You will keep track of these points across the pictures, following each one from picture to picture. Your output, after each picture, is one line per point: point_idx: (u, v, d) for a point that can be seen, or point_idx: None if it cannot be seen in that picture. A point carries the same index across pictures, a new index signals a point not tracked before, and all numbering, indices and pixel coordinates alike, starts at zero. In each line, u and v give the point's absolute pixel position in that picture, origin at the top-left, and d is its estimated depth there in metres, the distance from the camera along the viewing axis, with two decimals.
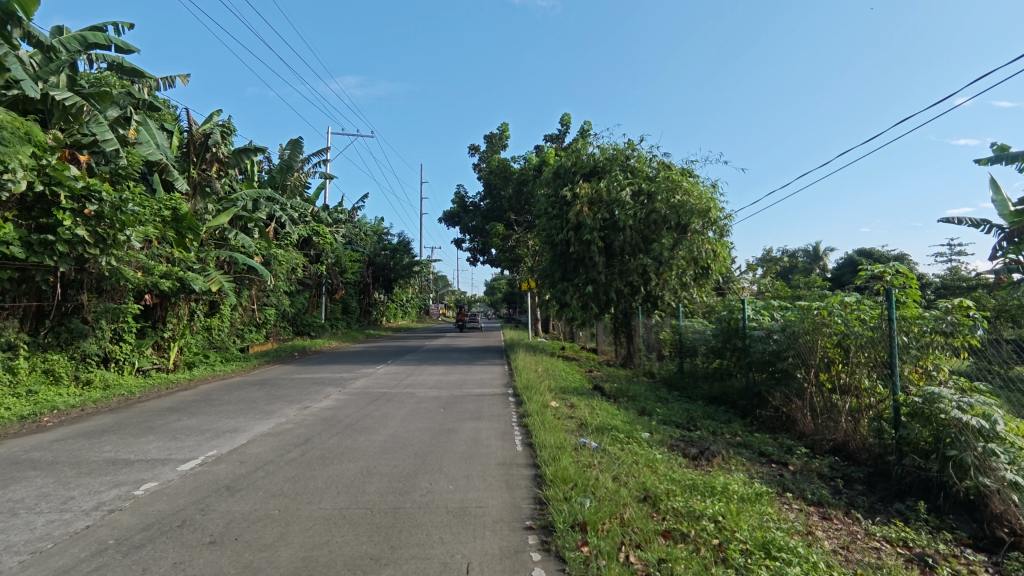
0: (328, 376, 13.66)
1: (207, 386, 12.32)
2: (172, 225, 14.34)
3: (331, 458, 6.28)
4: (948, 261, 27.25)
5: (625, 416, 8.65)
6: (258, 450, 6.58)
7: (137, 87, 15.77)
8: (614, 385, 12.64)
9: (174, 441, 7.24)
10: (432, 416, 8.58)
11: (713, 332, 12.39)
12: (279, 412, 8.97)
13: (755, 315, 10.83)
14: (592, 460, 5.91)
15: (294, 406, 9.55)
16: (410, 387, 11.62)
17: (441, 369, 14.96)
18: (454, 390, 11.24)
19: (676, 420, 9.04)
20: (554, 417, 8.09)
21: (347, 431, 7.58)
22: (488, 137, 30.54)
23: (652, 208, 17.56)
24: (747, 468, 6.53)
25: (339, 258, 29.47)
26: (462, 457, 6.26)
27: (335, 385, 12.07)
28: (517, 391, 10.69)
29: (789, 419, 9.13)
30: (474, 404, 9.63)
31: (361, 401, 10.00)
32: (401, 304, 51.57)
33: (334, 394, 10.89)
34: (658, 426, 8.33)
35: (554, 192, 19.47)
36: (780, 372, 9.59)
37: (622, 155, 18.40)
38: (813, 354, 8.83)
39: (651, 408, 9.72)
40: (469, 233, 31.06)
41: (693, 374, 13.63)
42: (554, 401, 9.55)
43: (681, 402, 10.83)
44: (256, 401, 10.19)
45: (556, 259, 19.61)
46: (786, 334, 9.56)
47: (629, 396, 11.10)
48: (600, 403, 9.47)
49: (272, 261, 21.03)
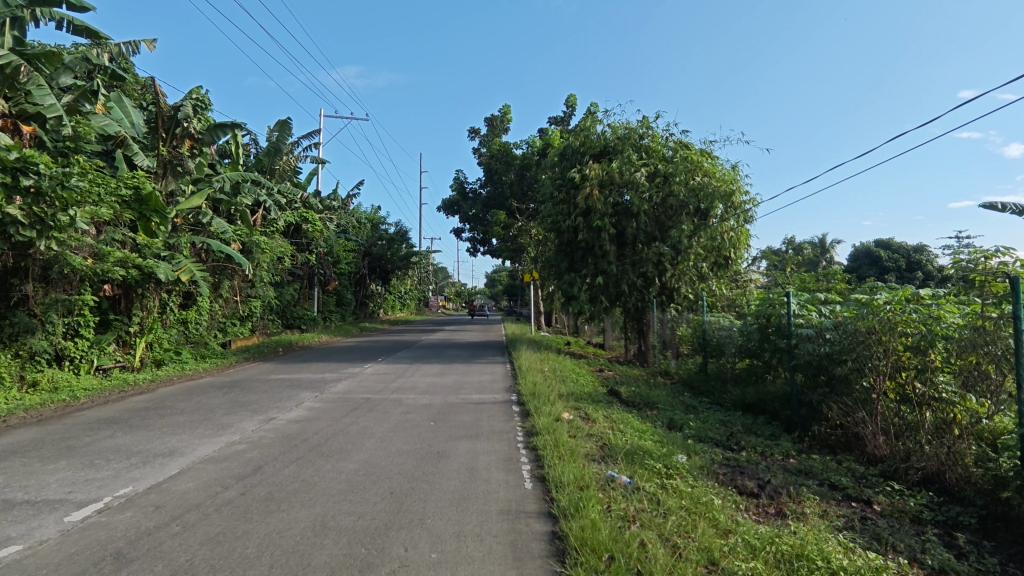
0: (308, 377, 12.08)
1: (167, 390, 10.77)
2: (134, 206, 12.92)
3: (279, 500, 4.72)
4: None
5: (654, 432, 7.11)
6: (187, 487, 5.01)
7: (96, 52, 13.99)
8: (632, 390, 11.06)
9: (88, 470, 5.68)
10: (420, 433, 7.01)
11: (745, 329, 10.81)
12: (235, 427, 7.40)
13: (800, 309, 9.19)
14: (629, 510, 4.34)
15: (257, 417, 7.99)
16: (399, 393, 10.05)
17: (436, 369, 13.38)
18: (449, 396, 9.66)
19: (717, 438, 7.44)
20: (570, 436, 6.54)
21: (311, 456, 6.01)
22: (489, 120, 28.85)
23: (669, 192, 16.01)
24: (825, 512, 4.99)
25: (332, 247, 27.91)
26: (452, 500, 4.69)
27: (312, 389, 10.48)
28: (522, 399, 9.14)
29: (851, 436, 7.58)
30: (471, 416, 8.05)
31: (337, 412, 8.44)
32: (399, 297, 50.07)
33: (310, 401, 9.34)
34: (696, 448, 6.81)
35: (561, 175, 17.79)
36: (834, 379, 8.03)
37: (636, 133, 16.69)
38: (881, 358, 7.34)
39: (683, 422, 8.13)
40: (469, 222, 29.47)
41: (721, 377, 12.05)
42: (567, 413, 7.97)
43: (714, 411, 9.28)
44: (214, 410, 8.61)
45: (562, 248, 17.92)
46: (844, 335, 7.99)
47: (654, 404, 9.52)
48: (624, 417, 7.88)
49: (253, 249, 19.47)
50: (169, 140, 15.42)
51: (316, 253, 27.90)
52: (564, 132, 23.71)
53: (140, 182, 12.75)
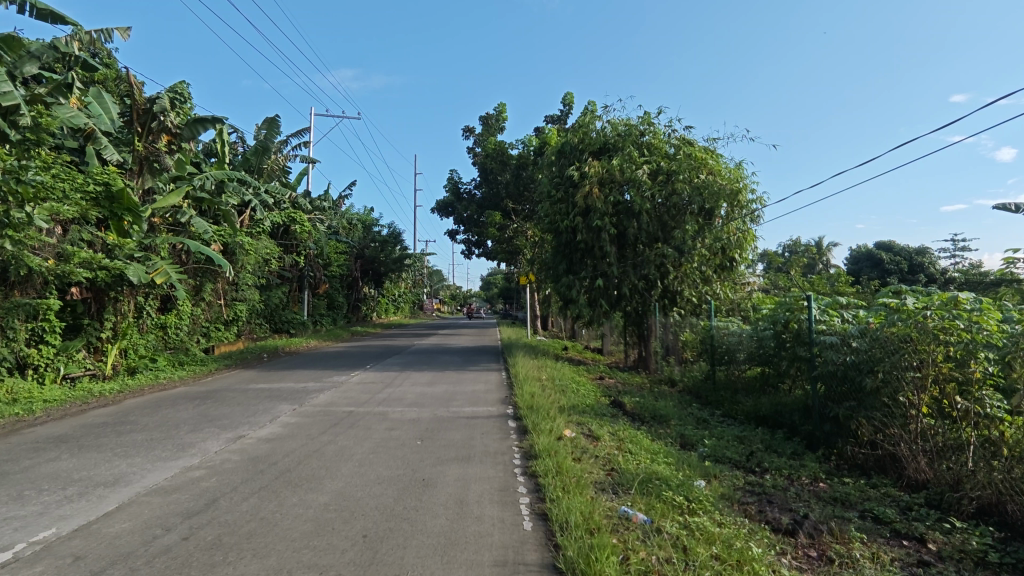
0: (288, 387, 11.25)
1: (134, 402, 9.94)
2: (104, 205, 12.14)
3: (227, 547, 3.91)
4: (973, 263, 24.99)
5: (666, 453, 6.36)
6: (120, 530, 4.19)
7: (66, 39, 13.15)
8: (637, 401, 10.27)
9: (12, 504, 4.83)
10: (405, 456, 6.23)
11: (759, 335, 10.06)
12: (197, 448, 6.58)
13: (822, 314, 8.47)
14: (653, 562, 3.56)
15: (225, 435, 7.18)
16: (385, 405, 9.24)
17: (427, 377, 12.57)
18: (440, 409, 8.87)
19: (736, 459, 6.70)
20: (574, 460, 5.77)
21: (277, 485, 5.20)
22: (484, 118, 28.08)
23: (673, 190, 15.31)
24: (878, 556, 4.26)
25: (322, 249, 27.10)
26: (436, 547, 3.90)
27: (292, 401, 9.65)
28: (518, 413, 8.38)
29: (886, 456, 6.83)
30: (462, 434, 7.27)
31: (314, 428, 7.62)
32: (393, 300, 49.11)
33: (286, 415, 8.51)
34: (716, 472, 6.08)
35: (558, 173, 17.01)
36: (862, 392, 7.32)
37: (636, 130, 15.96)
38: (919, 369, 6.62)
39: (698, 439, 7.38)
40: (463, 223, 28.67)
41: (732, 386, 11.28)
42: (569, 430, 7.20)
43: (727, 425, 8.53)
44: (178, 427, 7.77)
45: (559, 249, 17.13)
46: (872, 344, 7.30)
47: (663, 417, 8.76)
48: (633, 434, 7.12)
49: (237, 250, 18.65)
50: (145, 135, 14.53)
51: (305, 255, 27.07)
52: (561, 130, 22.96)
53: (110, 178, 12.02)
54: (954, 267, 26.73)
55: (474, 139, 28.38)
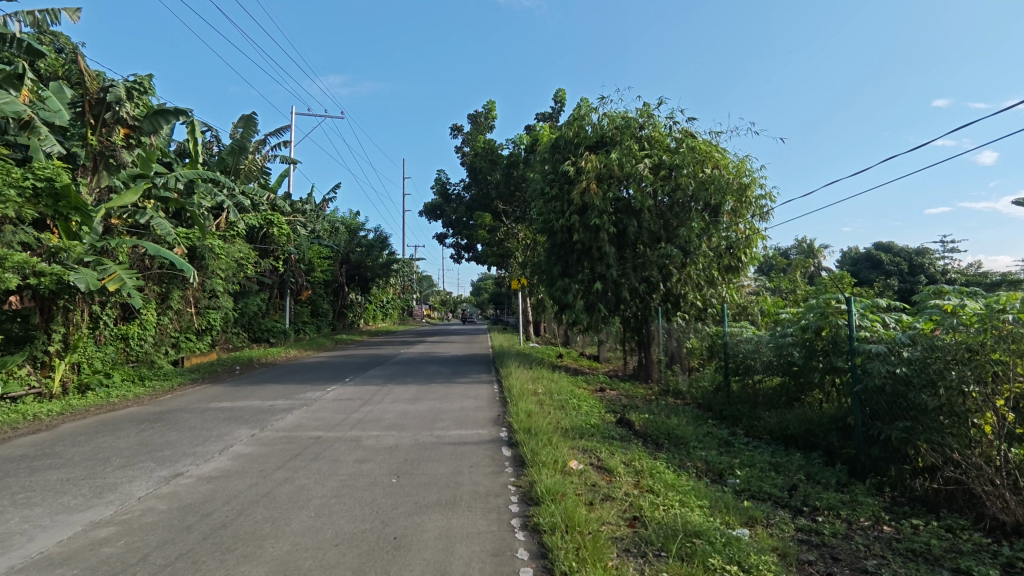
0: (253, 406, 9.95)
1: (69, 427, 8.59)
2: (47, 203, 11.04)
3: None
4: (973, 266, 24.29)
5: (696, 493, 5.18)
6: None
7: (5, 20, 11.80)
8: (647, 418, 9.07)
9: None
10: (374, 501, 5.00)
11: (782, 343, 8.95)
12: (117, 493, 5.30)
13: (861, 320, 7.36)
14: None
15: (158, 473, 5.91)
16: (359, 429, 7.99)
17: (411, 392, 11.33)
18: (422, 433, 7.67)
19: (777, 494, 5.56)
20: (587, 507, 4.59)
21: (201, 553, 3.97)
22: (473, 117, 26.92)
23: (676, 185, 14.24)
24: None
25: (304, 253, 25.79)
26: None
27: (252, 424, 8.39)
28: (514, 437, 7.19)
29: (959, 490, 5.70)
30: (448, 466, 6.08)
31: (270, 461, 6.36)
32: (380, 306, 47.66)
33: (241, 443, 7.23)
34: (760, 516, 4.93)
35: (552, 169, 15.82)
36: (916, 410, 6.21)
37: (635, 123, 14.86)
38: (995, 386, 5.55)
39: (727, 468, 6.25)
40: (451, 226, 27.47)
41: (750, 400, 10.11)
42: (575, 460, 6.02)
43: (754, 448, 7.37)
44: (107, 462, 6.48)
45: (554, 250, 15.88)
46: (929, 354, 6.24)
47: (678, 437, 7.62)
48: (651, 465, 5.96)
49: (206, 254, 17.34)
50: (98, 129, 13.29)
51: (285, 259, 25.74)
52: (553, 127, 21.85)
53: (55, 174, 10.87)
54: (955, 268, 25.88)
55: (462, 138, 27.20)
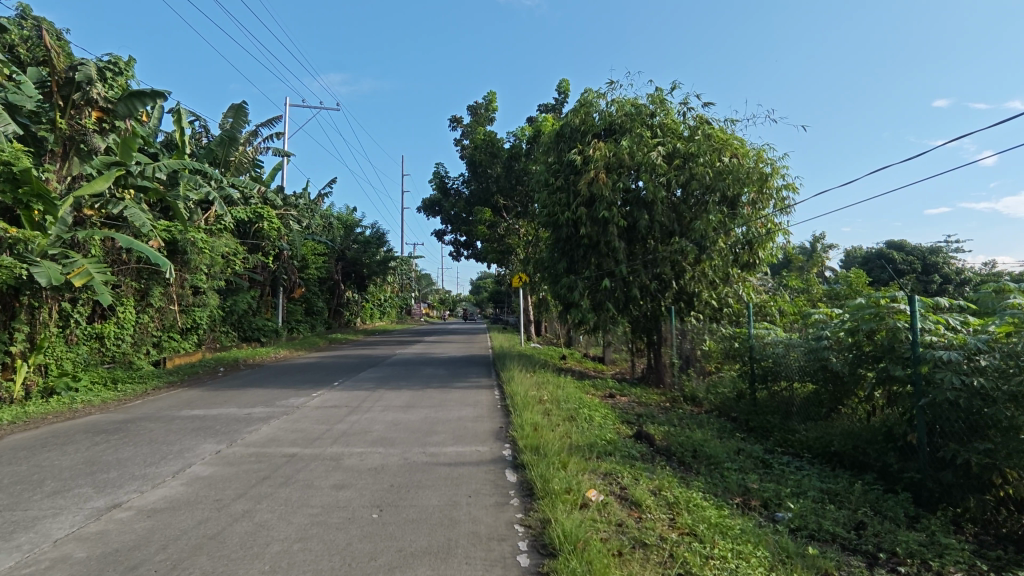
0: (228, 414, 8.95)
1: (16, 439, 7.58)
2: (6, 188, 9.99)
3: None
4: (992, 265, 23.32)
5: (749, 536, 4.16)
6: None
7: None
8: (667, 431, 8.08)
9: None
10: (348, 548, 3.98)
11: (818, 347, 7.89)
12: (33, 533, 4.29)
13: (924, 322, 6.31)
14: None
15: (92, 505, 4.89)
16: (341, 444, 6.97)
17: (404, 398, 10.33)
18: (414, 450, 6.65)
19: (842, 536, 4.57)
20: (619, 562, 3.56)
21: None
22: (473, 108, 25.90)
23: (691, 175, 13.21)
24: None
25: (297, 249, 24.80)
26: None
27: (221, 437, 7.37)
28: (519, 458, 6.16)
29: None
30: (441, 496, 5.06)
31: (231, 488, 5.34)
32: (377, 305, 46.73)
33: (202, 463, 6.21)
34: (833, 568, 3.91)
35: (556, 159, 14.77)
36: (999, 429, 5.19)
37: (646, 109, 13.84)
38: None
39: (775, 499, 5.26)
40: (451, 222, 26.49)
41: (781, 411, 9.13)
42: (593, 489, 4.99)
43: (798, 472, 6.35)
44: (39, 486, 5.48)
45: (558, 245, 14.87)
46: (1015, 364, 5.22)
47: (709, 457, 6.61)
48: (686, 495, 4.96)
49: (188, 249, 16.30)
50: (69, 110, 12.30)
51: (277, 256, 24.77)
52: (556, 118, 20.90)
53: (13, 158, 9.81)
54: (972, 267, 24.91)
55: (461, 131, 26.19)
